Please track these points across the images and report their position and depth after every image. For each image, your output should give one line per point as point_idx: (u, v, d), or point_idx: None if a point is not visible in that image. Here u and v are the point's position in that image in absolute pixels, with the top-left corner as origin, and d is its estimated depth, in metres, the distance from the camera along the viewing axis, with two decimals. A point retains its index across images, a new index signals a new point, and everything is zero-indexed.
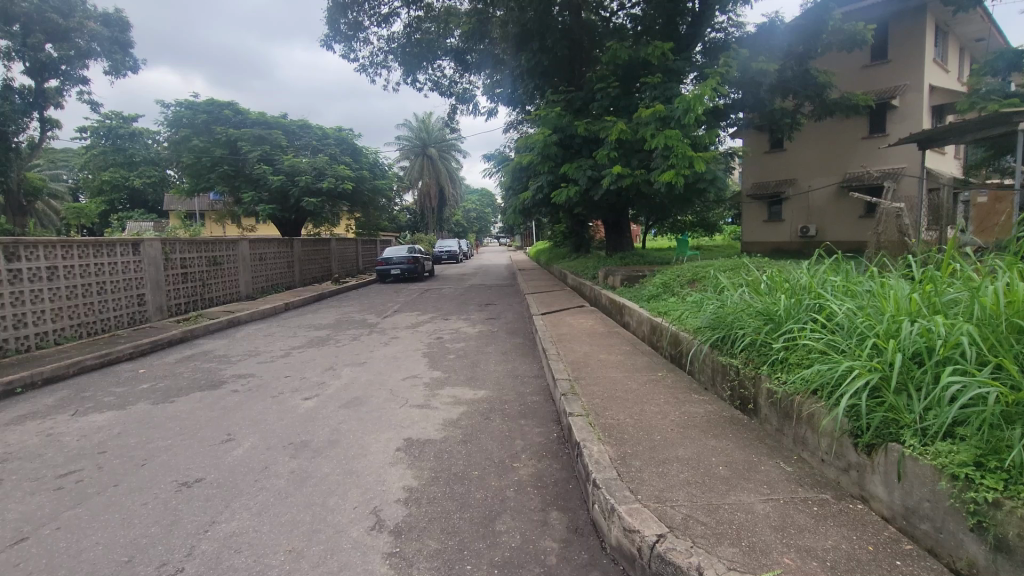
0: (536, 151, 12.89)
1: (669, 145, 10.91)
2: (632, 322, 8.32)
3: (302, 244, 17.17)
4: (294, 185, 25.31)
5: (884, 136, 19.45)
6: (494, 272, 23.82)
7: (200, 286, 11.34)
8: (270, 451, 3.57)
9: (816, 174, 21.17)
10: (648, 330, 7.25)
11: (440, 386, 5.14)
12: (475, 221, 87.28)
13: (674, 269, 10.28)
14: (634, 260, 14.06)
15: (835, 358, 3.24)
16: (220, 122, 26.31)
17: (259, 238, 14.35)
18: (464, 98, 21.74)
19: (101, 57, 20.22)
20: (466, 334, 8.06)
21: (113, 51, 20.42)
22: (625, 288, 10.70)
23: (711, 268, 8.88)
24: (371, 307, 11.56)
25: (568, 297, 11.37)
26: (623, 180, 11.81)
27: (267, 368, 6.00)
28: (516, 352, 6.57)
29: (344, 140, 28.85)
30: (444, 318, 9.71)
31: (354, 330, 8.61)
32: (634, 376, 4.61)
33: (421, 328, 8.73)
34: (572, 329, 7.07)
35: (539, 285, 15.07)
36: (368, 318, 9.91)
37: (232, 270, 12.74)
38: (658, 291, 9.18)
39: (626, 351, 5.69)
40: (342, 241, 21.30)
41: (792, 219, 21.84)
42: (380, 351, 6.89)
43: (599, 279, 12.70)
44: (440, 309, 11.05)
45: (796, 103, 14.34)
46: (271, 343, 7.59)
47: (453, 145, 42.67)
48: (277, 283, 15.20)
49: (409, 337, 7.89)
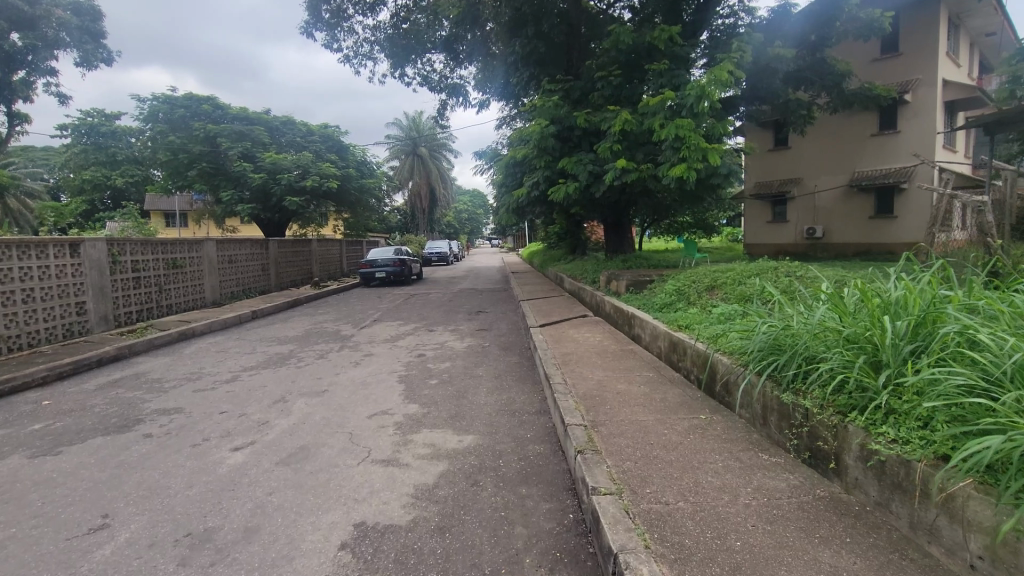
0: (532, 143, 11.77)
1: (681, 136, 9.83)
2: (645, 335, 7.23)
3: (279, 246, 15.97)
4: (277, 184, 24.11)
5: (895, 133, 18.48)
6: (485, 275, 22.75)
7: (156, 291, 10.12)
8: (152, 553, 2.41)
9: (822, 173, 20.15)
10: (668, 348, 6.18)
11: (414, 429, 3.99)
12: (467, 222, 86.07)
13: (686, 274, 9.21)
14: (638, 262, 12.99)
15: (1006, 421, 2.17)
16: (199, 118, 24.99)
17: (229, 238, 13.13)
18: (454, 93, 20.61)
19: (70, 47, 18.77)
20: (452, 351, 6.92)
21: (83, 41, 18.94)
22: (631, 294, 9.61)
23: (735, 274, 7.82)
24: (350, 316, 10.39)
25: (567, 304, 10.25)
26: (628, 175, 10.71)
27: (202, 400, 4.81)
28: (511, 377, 5.44)
29: (329, 137, 27.60)
30: (427, 330, 8.56)
31: (322, 346, 7.44)
32: (672, 418, 3.52)
33: (401, 342, 7.57)
34: (579, 346, 5.98)
35: (534, 289, 13.97)
36: (342, 329, 8.75)
37: (196, 274, 11.53)
38: (673, 299, 8.11)
39: (651, 377, 4.61)
40: (325, 243, 20.13)
41: (797, 220, 20.87)
42: (348, 374, 5.72)
43: (600, 284, 11.61)
44: (425, 318, 9.89)
45: (812, 97, 13.29)
46: (220, 363, 6.39)
47: (443, 145, 41.60)
48: (250, 288, 13.99)
49: (385, 355, 6.73)
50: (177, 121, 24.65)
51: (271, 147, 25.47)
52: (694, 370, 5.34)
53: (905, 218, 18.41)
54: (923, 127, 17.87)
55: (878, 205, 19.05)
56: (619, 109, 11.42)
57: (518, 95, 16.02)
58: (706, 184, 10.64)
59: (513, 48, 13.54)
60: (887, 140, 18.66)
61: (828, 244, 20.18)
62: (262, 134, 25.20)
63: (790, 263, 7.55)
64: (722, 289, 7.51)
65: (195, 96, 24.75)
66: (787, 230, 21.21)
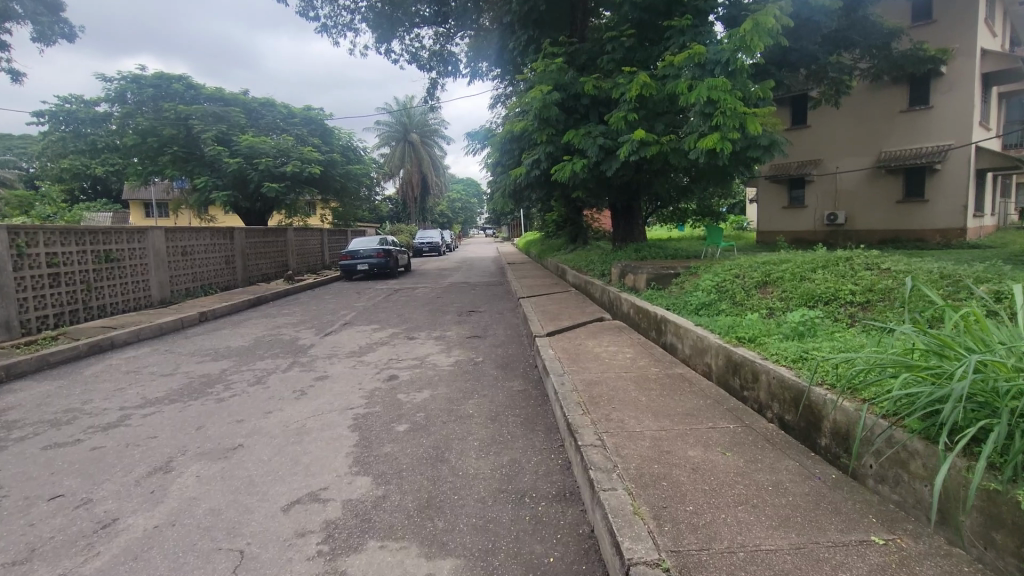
0: (532, 114, 10.05)
1: (714, 100, 8.12)
2: (684, 347, 5.62)
3: (248, 236, 14.24)
4: (254, 169, 22.20)
5: (927, 109, 16.80)
6: (479, 266, 21.11)
7: (80, 290, 8.44)
8: None
9: (845, 153, 18.45)
10: (726, 367, 4.61)
11: (351, 544, 2.31)
12: (460, 211, 83.94)
13: (722, 265, 7.59)
14: (652, 252, 11.37)
15: None
16: (170, 98, 23.12)
17: (184, 227, 11.39)
18: (446, 62, 18.65)
19: (22, 20, 13.69)
20: (433, 372, 5.21)
21: (37, 12, 13.82)
22: (654, 291, 7.99)
23: (792, 267, 6.21)
24: (316, 318, 8.68)
25: (576, 302, 8.61)
26: (647, 149, 9.04)
27: (39, 470, 3.12)
28: (513, 420, 3.76)
29: (313, 120, 25.66)
30: (406, 339, 6.86)
31: (265, 362, 5.74)
32: (825, 547, 1.89)
33: (368, 358, 5.85)
34: (608, 369, 4.34)
35: (533, 283, 12.37)
36: (300, 338, 7.04)
37: (138, 268, 9.82)
38: (713, 298, 6.51)
39: (736, 427, 3.02)
40: (304, 232, 18.32)
41: (816, 205, 19.22)
42: (284, 414, 4.04)
43: (612, 278, 9.99)
44: (406, 321, 8.20)
45: (854, 61, 11.44)
46: (117, 395, 4.69)
47: (436, 131, 39.94)
48: (211, 283, 12.31)
49: (343, 379, 5.02)
50: (146, 103, 22.85)
51: (249, 130, 23.57)
52: (778, 408, 3.79)
53: (937, 202, 16.77)
54: (959, 101, 16.21)
55: (907, 187, 17.41)
56: (634, 73, 9.73)
57: (517, 66, 14.18)
58: (739, 162, 8.98)
59: (509, 7, 11.71)
60: (917, 116, 16.98)
61: (849, 231, 18.60)
62: (240, 115, 23.29)
63: (865, 253, 5.95)
64: (781, 289, 5.90)
65: (165, 75, 22.92)
66: (804, 216, 19.56)
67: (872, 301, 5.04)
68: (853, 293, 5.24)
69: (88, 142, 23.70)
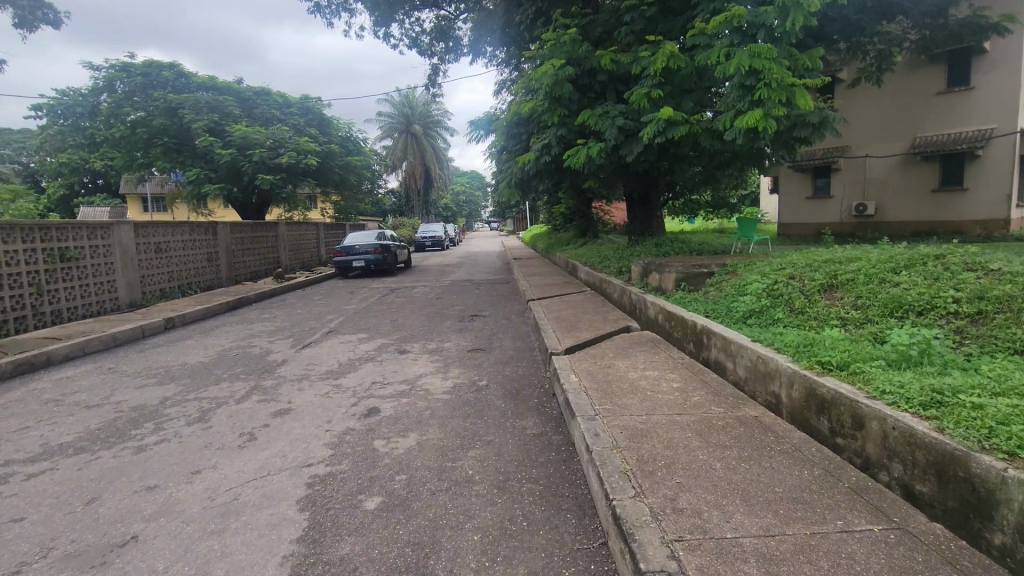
0: (543, 92, 8.91)
1: (755, 70, 6.98)
2: (738, 367, 4.52)
3: (234, 230, 13.17)
4: (248, 160, 21.07)
5: (966, 90, 15.50)
6: (484, 262, 20.01)
7: (28, 292, 7.42)
8: None
9: (875, 139, 17.15)
10: (806, 400, 3.52)
11: None
12: (464, 205, 82.72)
13: (768, 263, 6.47)
14: (675, 247, 10.23)
15: None
16: (159, 87, 22.00)
17: (157, 221, 10.34)
18: (451, 47, 17.54)
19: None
20: (423, 404, 4.10)
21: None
22: (687, 294, 6.88)
23: (864, 267, 5.11)
24: (296, 325, 7.58)
25: (595, 305, 7.50)
26: (674, 129, 7.91)
27: None
28: (529, 493, 2.65)
29: (310, 109, 24.43)
30: (395, 354, 5.75)
31: (219, 388, 4.66)
32: None
33: (344, 381, 4.75)
34: (655, 410, 3.23)
35: (543, 282, 11.27)
36: (270, 353, 5.93)
37: (101, 266, 8.80)
38: (765, 305, 5.41)
39: (885, 533, 1.92)
40: (297, 227, 17.26)
41: (843, 195, 17.95)
42: (214, 477, 2.94)
43: (632, 276, 8.88)
44: (397, 329, 7.09)
45: (902, 32, 10.16)
46: (13, 439, 3.61)
47: (440, 121, 38.79)
48: (190, 283, 11.26)
49: (307, 414, 3.91)
50: (135, 92, 21.72)
51: (244, 120, 22.43)
52: (900, 470, 2.70)
53: (978, 191, 15.52)
54: (1004, 82, 14.91)
55: (943, 175, 16.16)
56: (658, 44, 8.58)
57: (524, 45, 12.98)
58: (781, 144, 7.81)
59: None
60: (956, 98, 15.71)
61: (878, 223, 17.39)
62: (233, 104, 22.15)
63: (960, 251, 4.84)
64: (854, 294, 4.80)
65: (154, 62, 21.84)
66: (829, 206, 18.30)
67: (986, 312, 3.93)
68: (957, 301, 4.14)
69: (88, 134, 22.60)
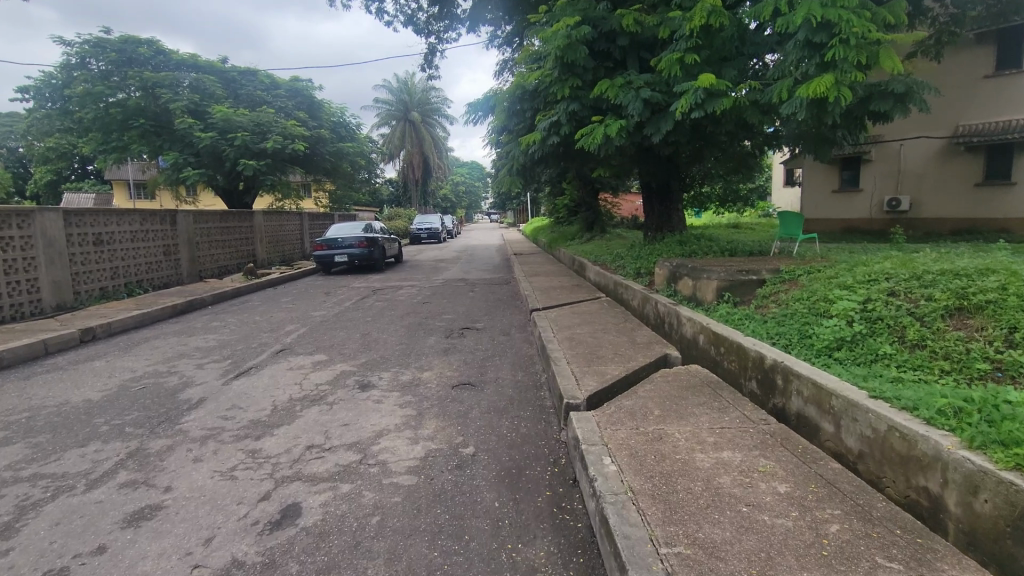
0: (553, 57, 7.36)
1: (826, 23, 5.47)
2: (849, 436, 3.04)
3: (197, 220, 11.58)
4: (230, 145, 19.36)
5: (1017, 74, 13.88)
6: (482, 257, 18.49)
7: None
8: None
9: (910, 127, 15.29)
10: (1015, 527, 2.05)
11: None
12: (463, 196, 81.02)
13: (847, 273, 4.99)
14: (703, 246, 8.71)
15: None
16: (136, 65, 19.92)
17: (97, 208, 8.79)
18: (447, 29, 16.20)
19: None
20: (370, 500, 2.61)
21: None
22: (738, 310, 5.37)
23: (1009, 287, 3.66)
24: (243, 341, 6.07)
25: (616, 321, 5.99)
26: (715, 101, 6.39)
27: None
28: None
29: (299, 92, 22.70)
30: (353, 393, 4.23)
31: (80, 455, 3.15)
32: None
33: (265, 444, 3.26)
34: (777, 565, 1.77)
35: (548, 284, 9.75)
36: (188, 387, 4.42)
37: (16, 261, 7.29)
38: (860, 334, 3.95)
39: None
40: (277, 216, 15.72)
41: (872, 189, 16.11)
42: None
43: (656, 279, 7.37)
44: (366, 350, 5.58)
45: None
46: None
47: (439, 109, 37.07)
48: (139, 280, 9.76)
49: (179, 523, 2.41)
50: (111, 72, 19.69)
51: (227, 101, 20.65)
52: None
53: None
54: None
55: (988, 167, 14.58)
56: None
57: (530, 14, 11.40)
58: (850, 121, 6.30)
59: None
60: (1005, 83, 14.09)
61: (911, 220, 15.66)
62: (216, 85, 20.38)
63: None
64: (1006, 326, 3.35)
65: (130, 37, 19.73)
66: (856, 202, 16.50)
67: None
68: None
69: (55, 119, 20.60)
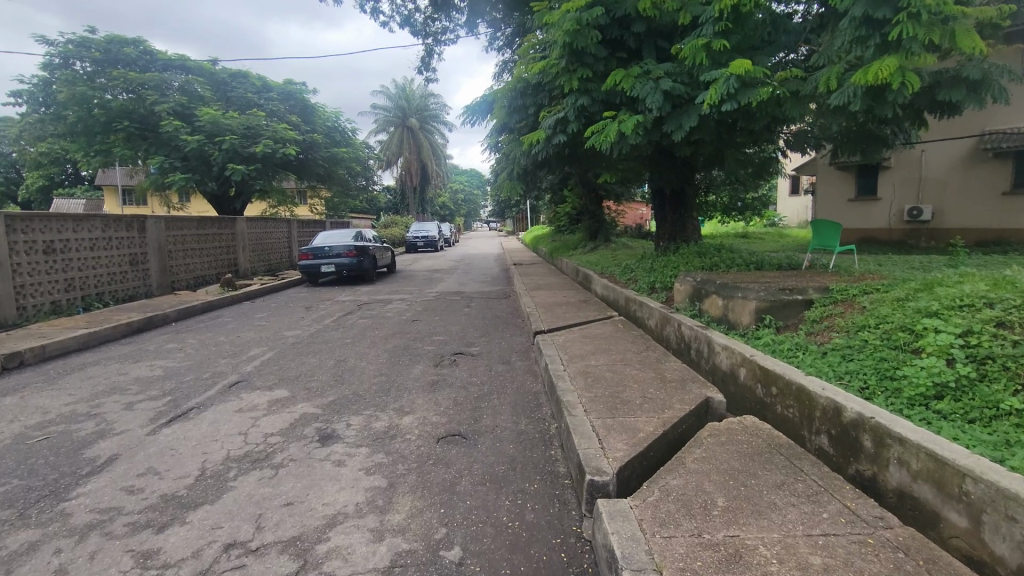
0: (560, 43, 6.46)
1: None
2: (999, 544, 2.09)
3: (170, 229, 10.64)
4: (217, 148, 18.25)
5: None
6: (480, 267, 17.57)
7: None
8: None
9: (932, 132, 14.27)
10: None
11: None
12: (462, 204, 80.28)
13: (923, 296, 4.06)
14: (723, 258, 7.81)
15: None
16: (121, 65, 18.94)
17: (51, 214, 7.87)
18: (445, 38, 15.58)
19: None
20: None
21: None
22: (784, 338, 4.44)
23: None
24: (194, 370, 5.13)
25: (636, 349, 5.04)
26: (749, 91, 5.49)
27: None
28: None
29: (293, 95, 21.76)
30: (310, 449, 3.29)
31: None
32: None
33: (166, 543, 2.31)
34: None
35: (552, 299, 8.83)
36: (101, 438, 3.48)
37: None
38: (968, 381, 3.01)
39: None
40: (264, 224, 14.80)
41: (892, 197, 15.11)
42: None
43: (676, 296, 6.44)
44: (337, 383, 4.63)
45: None
46: None
47: (437, 116, 36.30)
48: (99, 294, 8.82)
49: None
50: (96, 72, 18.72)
51: (217, 104, 19.66)
52: None
53: None
54: None
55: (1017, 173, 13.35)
56: None
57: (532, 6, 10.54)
58: (906, 114, 5.40)
59: None
60: None
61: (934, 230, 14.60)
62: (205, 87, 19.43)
63: None
64: None
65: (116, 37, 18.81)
66: (874, 212, 15.49)
67: None
68: None
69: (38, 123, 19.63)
